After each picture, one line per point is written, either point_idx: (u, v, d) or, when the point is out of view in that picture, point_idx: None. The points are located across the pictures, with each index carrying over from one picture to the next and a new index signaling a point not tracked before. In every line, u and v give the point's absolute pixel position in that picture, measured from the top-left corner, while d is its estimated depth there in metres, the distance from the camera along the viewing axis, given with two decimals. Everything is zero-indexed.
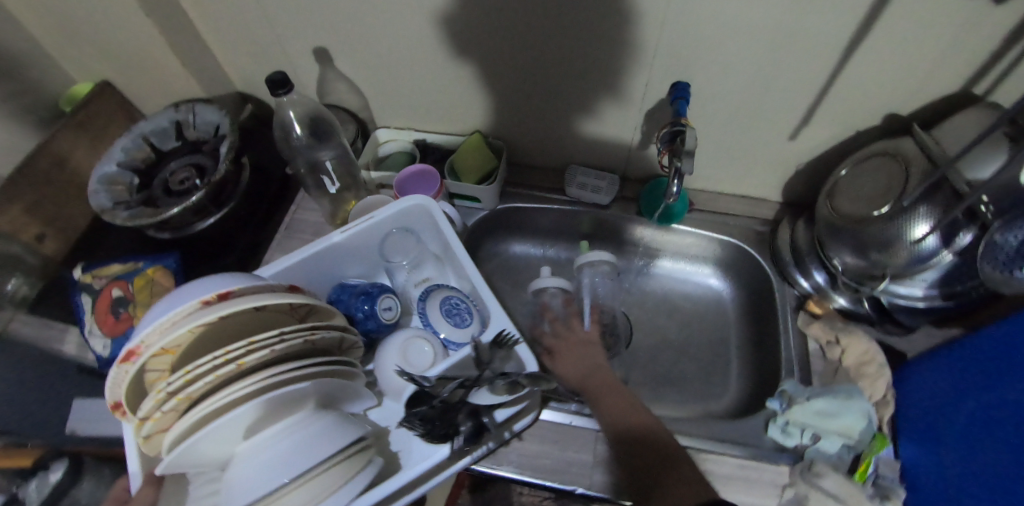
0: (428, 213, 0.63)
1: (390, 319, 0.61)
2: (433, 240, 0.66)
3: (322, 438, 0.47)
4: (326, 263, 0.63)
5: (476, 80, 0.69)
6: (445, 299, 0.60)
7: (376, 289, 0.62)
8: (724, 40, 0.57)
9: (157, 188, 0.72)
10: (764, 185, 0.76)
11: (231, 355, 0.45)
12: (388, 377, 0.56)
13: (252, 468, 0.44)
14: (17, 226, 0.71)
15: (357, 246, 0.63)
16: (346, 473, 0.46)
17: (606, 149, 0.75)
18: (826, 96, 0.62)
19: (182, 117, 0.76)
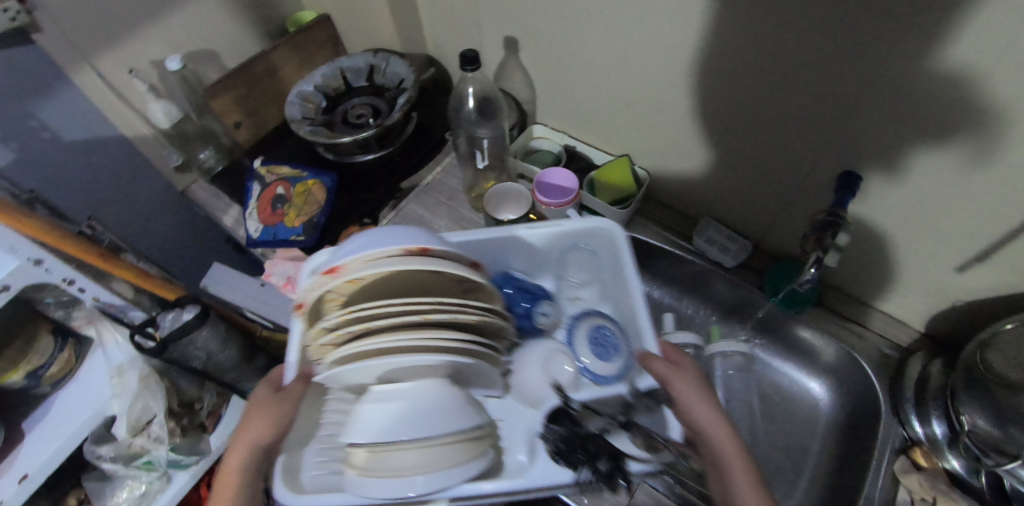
0: (611, 242, 0.60)
1: (543, 324, 0.63)
2: (610, 269, 0.62)
3: (455, 410, 0.43)
4: (503, 249, 0.63)
5: (640, 107, 0.71)
6: (593, 327, 0.59)
7: (541, 293, 0.64)
8: (897, 147, 0.53)
9: (338, 116, 0.83)
10: (908, 308, 0.69)
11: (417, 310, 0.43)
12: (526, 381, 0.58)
13: (395, 406, 0.43)
14: (226, 111, 0.83)
15: (538, 247, 0.63)
16: (468, 449, 0.42)
17: (747, 214, 0.73)
18: (1011, 242, 0.54)
19: (376, 63, 0.86)
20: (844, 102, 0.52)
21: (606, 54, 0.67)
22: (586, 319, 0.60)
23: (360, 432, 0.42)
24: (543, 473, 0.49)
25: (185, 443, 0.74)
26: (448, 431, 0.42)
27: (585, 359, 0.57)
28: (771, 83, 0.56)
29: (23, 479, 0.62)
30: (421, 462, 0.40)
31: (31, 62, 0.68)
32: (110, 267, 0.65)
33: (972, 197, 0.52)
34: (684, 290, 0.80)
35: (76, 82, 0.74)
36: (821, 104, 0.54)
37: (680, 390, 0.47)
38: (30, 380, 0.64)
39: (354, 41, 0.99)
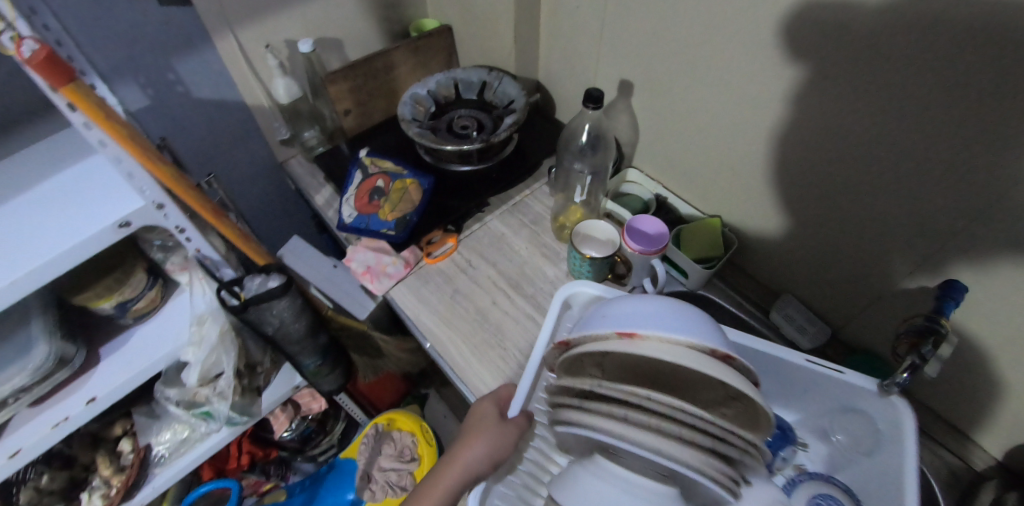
0: (900, 426, 0.50)
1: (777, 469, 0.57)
2: (888, 459, 0.50)
3: None
4: (767, 367, 0.57)
5: (743, 173, 0.71)
6: (823, 497, 0.52)
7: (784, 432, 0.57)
8: (1007, 271, 0.51)
9: (443, 122, 0.86)
10: (988, 433, 0.66)
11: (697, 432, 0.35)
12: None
13: (623, 498, 0.36)
14: (341, 97, 0.88)
15: (809, 380, 0.55)
16: None
17: (832, 302, 0.71)
18: None
19: (489, 80, 0.89)
20: (965, 215, 0.51)
21: (721, 117, 0.68)
22: (811, 484, 0.53)
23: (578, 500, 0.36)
24: None
25: (240, 403, 0.79)
26: None
27: None
28: (890, 178, 0.55)
29: (91, 401, 0.65)
30: None
31: (187, 22, 0.74)
32: (218, 223, 0.69)
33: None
34: None
35: (218, 47, 0.80)
36: (937, 211, 0.53)
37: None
38: (119, 310, 0.68)
39: (468, 55, 1.03)
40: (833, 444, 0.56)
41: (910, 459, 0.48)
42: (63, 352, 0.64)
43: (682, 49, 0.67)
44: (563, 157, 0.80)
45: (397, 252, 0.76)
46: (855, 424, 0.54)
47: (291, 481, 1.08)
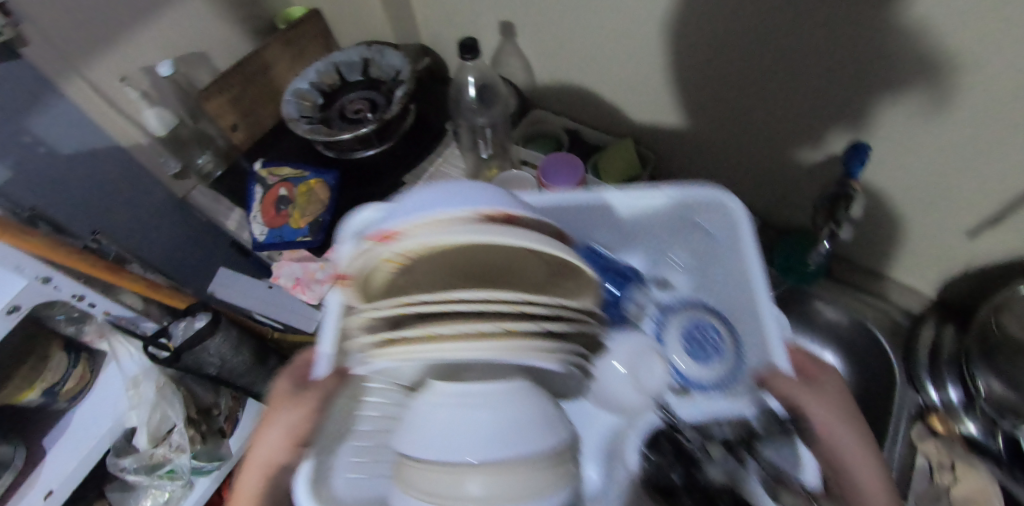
0: (733, 220, 0.42)
1: (635, 318, 0.46)
2: (732, 259, 0.43)
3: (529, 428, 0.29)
4: (584, 219, 0.45)
5: (644, 86, 0.69)
6: (699, 323, 0.44)
7: (626, 275, 0.45)
8: (906, 114, 0.52)
9: (335, 112, 0.81)
10: (917, 275, 0.69)
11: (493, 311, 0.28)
12: (609, 390, 0.44)
13: (463, 416, 0.29)
14: (221, 113, 0.82)
15: (629, 216, 0.45)
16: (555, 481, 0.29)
17: (756, 190, 0.72)
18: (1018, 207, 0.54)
19: (370, 55, 0.84)
20: (857, 69, 0.51)
21: (609, 34, 0.66)
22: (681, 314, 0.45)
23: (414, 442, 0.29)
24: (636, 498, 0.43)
25: (206, 451, 0.77)
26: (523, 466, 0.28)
27: (679, 360, 0.44)
28: (780, 52, 0.54)
29: (49, 494, 0.61)
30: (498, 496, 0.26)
31: (21, 76, 0.66)
32: (117, 279, 0.64)
33: (987, 162, 0.51)
34: None
35: (66, 93, 0.72)
36: (827, 69, 0.53)
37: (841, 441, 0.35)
38: (47, 397, 0.64)
39: (345, 34, 0.97)
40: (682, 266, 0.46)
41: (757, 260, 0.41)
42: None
43: None
44: (459, 117, 0.77)
45: (321, 257, 0.73)
46: (691, 235, 0.44)
47: None
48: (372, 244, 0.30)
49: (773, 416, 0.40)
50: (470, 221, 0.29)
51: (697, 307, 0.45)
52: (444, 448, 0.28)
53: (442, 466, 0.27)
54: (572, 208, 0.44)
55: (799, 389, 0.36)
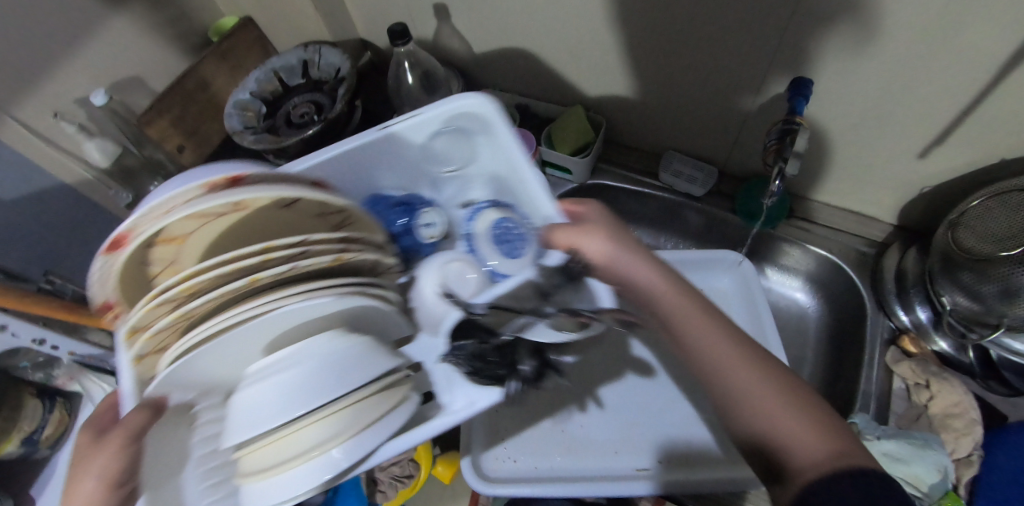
0: (490, 113, 0.53)
1: (430, 236, 0.62)
2: (504, 148, 0.55)
3: (340, 366, 0.38)
4: (363, 161, 0.56)
5: (587, 50, 0.68)
6: (497, 222, 0.60)
7: (416, 202, 0.62)
8: (845, 42, 0.52)
9: (281, 119, 0.80)
10: (876, 204, 0.70)
11: (242, 266, 0.37)
12: (428, 302, 0.56)
13: (280, 384, 0.37)
14: (165, 136, 0.79)
15: (401, 146, 0.56)
16: (384, 399, 0.40)
17: (710, 141, 0.72)
18: (962, 121, 0.54)
19: (309, 57, 0.82)
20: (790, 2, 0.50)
21: (544, 2, 0.64)
22: (491, 209, 0.60)
23: (243, 422, 0.37)
24: (464, 400, 0.48)
25: None
26: (342, 396, 0.38)
27: (493, 261, 0.60)
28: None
29: None
30: (332, 432, 0.37)
31: None
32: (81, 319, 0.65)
33: (931, 80, 0.52)
34: (660, 228, 0.81)
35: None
36: (764, 9, 0.52)
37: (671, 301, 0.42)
38: (28, 446, 0.64)
39: (279, 37, 0.94)
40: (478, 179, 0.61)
41: (513, 139, 0.54)
42: None
43: None
44: (406, 106, 0.76)
45: None
46: (448, 143, 0.57)
47: None
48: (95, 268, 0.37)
49: (552, 269, 0.50)
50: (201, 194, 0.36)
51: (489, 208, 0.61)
52: (283, 412, 0.36)
53: (285, 427, 0.36)
54: (357, 158, 0.55)
55: (576, 233, 0.47)
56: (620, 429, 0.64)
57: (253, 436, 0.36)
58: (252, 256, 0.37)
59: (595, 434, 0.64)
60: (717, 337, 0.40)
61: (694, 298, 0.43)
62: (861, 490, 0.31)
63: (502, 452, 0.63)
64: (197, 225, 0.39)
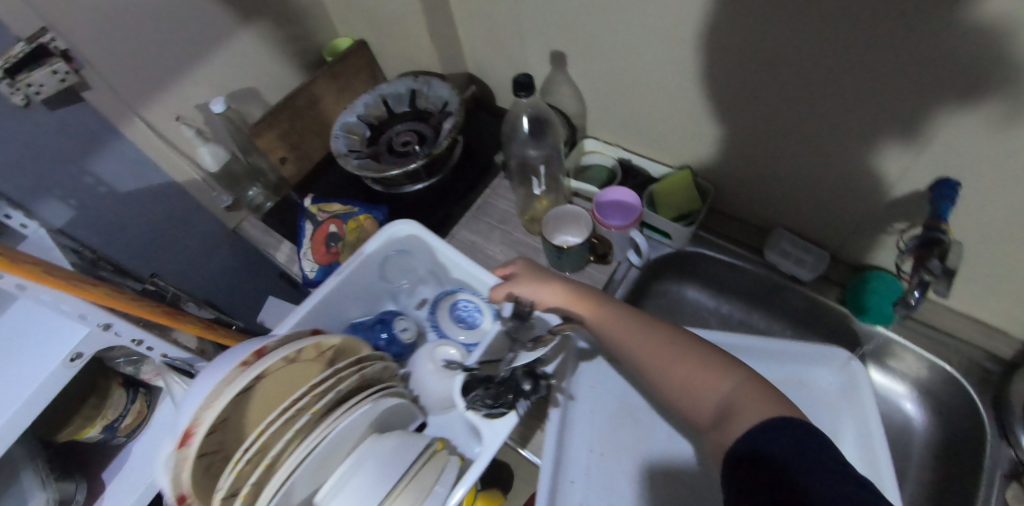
0: (413, 232, 0.69)
1: (408, 338, 0.68)
2: (429, 253, 0.70)
3: (390, 458, 0.47)
4: (335, 304, 0.67)
5: (704, 116, 0.66)
6: (459, 304, 0.69)
7: (389, 316, 0.69)
8: (1010, 154, 0.47)
9: (383, 145, 0.81)
10: (1010, 318, 0.63)
11: (299, 407, 0.46)
12: (429, 387, 0.61)
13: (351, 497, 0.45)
14: (271, 147, 0.82)
15: (358, 279, 0.68)
16: (433, 468, 0.49)
17: (826, 224, 0.68)
18: None
19: (418, 87, 0.84)
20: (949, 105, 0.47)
21: (670, 66, 0.62)
22: (446, 298, 0.70)
23: None
24: (494, 432, 0.52)
25: None
26: (402, 482, 0.46)
27: (461, 335, 0.69)
28: (865, 92, 0.51)
29: None
30: None
31: (88, 120, 0.68)
32: (177, 323, 0.66)
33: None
34: (755, 304, 0.76)
35: (128, 135, 0.74)
36: (916, 114, 0.50)
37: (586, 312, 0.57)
38: (107, 432, 0.67)
39: (388, 61, 0.97)
40: (424, 280, 0.74)
41: (436, 241, 0.68)
42: (65, 491, 0.62)
43: (603, 7, 0.61)
44: (513, 151, 0.75)
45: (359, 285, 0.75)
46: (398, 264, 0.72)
47: None
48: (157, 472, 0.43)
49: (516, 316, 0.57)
50: (236, 371, 0.44)
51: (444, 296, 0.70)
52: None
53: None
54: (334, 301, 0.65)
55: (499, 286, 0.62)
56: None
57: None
58: (303, 397, 0.46)
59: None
60: (609, 319, 0.55)
61: (587, 294, 0.58)
62: (779, 440, 0.37)
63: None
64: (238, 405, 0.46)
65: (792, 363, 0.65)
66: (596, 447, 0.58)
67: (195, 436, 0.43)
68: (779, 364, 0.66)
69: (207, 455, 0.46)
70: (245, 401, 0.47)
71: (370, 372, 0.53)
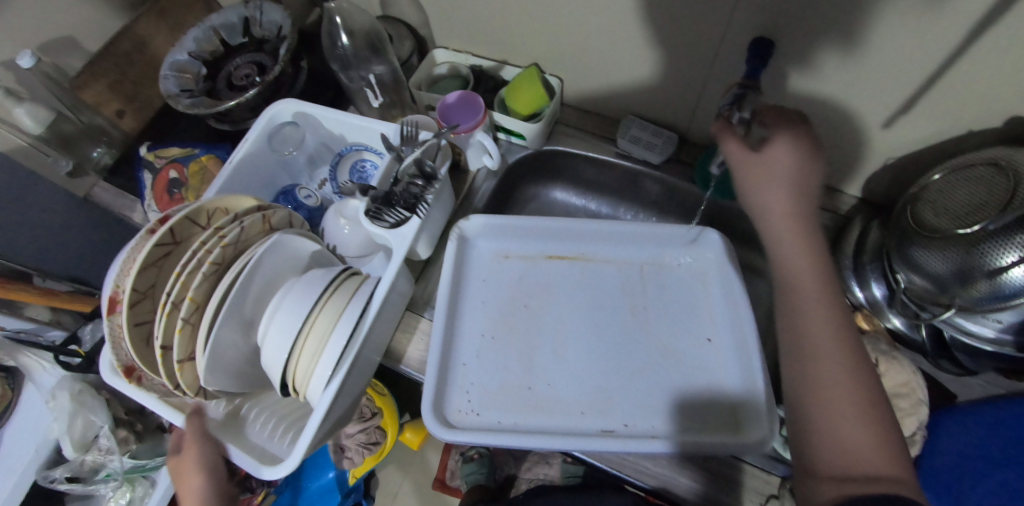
0: (294, 107, 0.66)
1: (315, 204, 0.69)
2: (316, 125, 0.68)
3: (310, 284, 0.54)
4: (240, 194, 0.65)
5: (539, 8, 0.64)
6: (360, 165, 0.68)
7: (291, 187, 0.69)
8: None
9: (222, 81, 0.75)
10: (840, 175, 0.69)
11: (206, 246, 0.51)
12: (342, 240, 0.63)
13: (291, 317, 0.52)
14: (101, 100, 0.75)
15: (254, 163, 0.66)
16: (354, 280, 0.56)
17: (671, 106, 0.69)
18: (932, 85, 0.53)
19: (249, 14, 0.77)
20: None
21: None
22: (346, 160, 0.69)
23: (280, 348, 0.52)
24: (400, 241, 0.56)
25: (147, 448, 0.70)
26: (322, 297, 0.53)
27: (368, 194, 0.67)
28: None
29: None
30: (332, 318, 0.52)
31: None
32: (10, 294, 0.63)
33: (902, 35, 0.49)
34: (621, 198, 0.77)
35: None
36: None
37: (744, 172, 0.54)
38: None
39: None
40: (319, 152, 0.70)
41: (316, 109, 0.66)
42: None
43: None
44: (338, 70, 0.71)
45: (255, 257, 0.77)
46: (284, 139, 0.67)
47: (280, 484, 1.02)
48: (106, 334, 0.52)
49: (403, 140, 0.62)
50: (146, 234, 0.52)
51: (340, 161, 0.69)
52: (291, 330, 0.52)
53: (300, 338, 0.52)
54: (240, 188, 0.65)
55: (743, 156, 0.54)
56: (589, 390, 0.59)
57: (286, 358, 0.52)
58: (210, 237, 0.52)
59: (563, 395, 0.59)
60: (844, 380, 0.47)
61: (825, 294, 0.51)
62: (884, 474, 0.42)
63: (465, 405, 0.58)
64: (158, 275, 0.53)
65: (653, 244, 0.68)
66: (487, 332, 0.63)
67: (123, 294, 0.50)
68: (644, 246, 0.69)
69: (142, 323, 0.52)
70: (168, 265, 0.54)
71: (275, 218, 0.57)
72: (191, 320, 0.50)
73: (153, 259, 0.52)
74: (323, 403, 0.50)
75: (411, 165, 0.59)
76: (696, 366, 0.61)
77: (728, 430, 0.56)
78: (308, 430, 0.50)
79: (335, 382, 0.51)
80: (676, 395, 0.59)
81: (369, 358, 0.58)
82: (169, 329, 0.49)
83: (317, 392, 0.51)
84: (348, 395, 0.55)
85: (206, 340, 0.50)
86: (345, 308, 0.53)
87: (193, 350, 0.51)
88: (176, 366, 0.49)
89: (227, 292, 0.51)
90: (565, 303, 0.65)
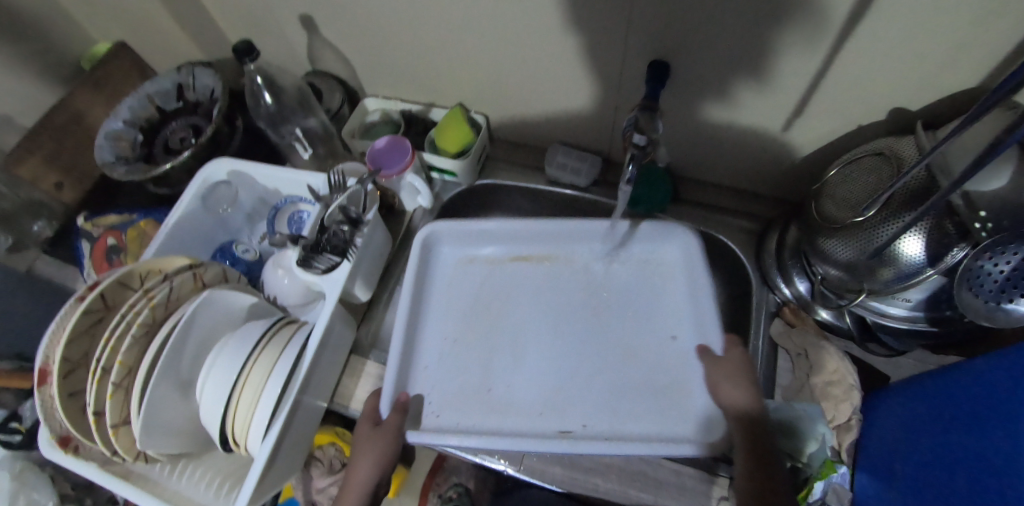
0: (227, 167, 0.68)
1: (253, 258, 0.70)
2: (251, 183, 0.69)
3: (243, 336, 0.54)
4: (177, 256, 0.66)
5: (455, 52, 0.68)
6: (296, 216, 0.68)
7: (229, 243, 0.70)
8: (695, 26, 0.53)
9: (159, 146, 0.77)
10: (756, 180, 0.73)
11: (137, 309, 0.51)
12: (280, 292, 0.64)
13: (226, 371, 0.53)
14: (39, 175, 0.76)
15: (190, 223, 0.67)
16: (289, 329, 0.57)
17: (590, 131, 0.73)
18: (815, 93, 0.57)
19: (182, 80, 0.79)
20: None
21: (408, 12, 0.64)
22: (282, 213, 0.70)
23: (217, 404, 0.52)
24: (334, 285, 0.58)
25: None
26: (256, 347, 0.53)
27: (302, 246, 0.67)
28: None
29: None
30: (268, 367, 0.53)
31: None
32: None
33: (776, 52, 0.54)
34: None
35: None
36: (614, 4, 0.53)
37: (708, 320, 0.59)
38: None
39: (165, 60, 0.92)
40: (256, 208, 0.72)
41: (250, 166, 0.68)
42: None
43: None
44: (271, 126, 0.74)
45: None
46: (219, 199, 0.69)
47: None
48: (37, 407, 0.51)
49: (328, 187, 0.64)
50: (74, 302, 0.52)
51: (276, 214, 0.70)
52: (226, 385, 0.52)
53: (237, 391, 0.52)
54: (175, 252, 0.65)
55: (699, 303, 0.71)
56: (550, 393, 0.60)
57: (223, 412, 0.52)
58: (140, 299, 0.52)
59: (524, 399, 0.60)
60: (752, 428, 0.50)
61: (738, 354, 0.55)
62: None
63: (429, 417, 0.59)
64: (89, 342, 0.53)
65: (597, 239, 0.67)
66: (446, 346, 0.63)
67: (52, 365, 0.50)
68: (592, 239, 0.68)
69: (77, 392, 0.52)
70: (99, 331, 0.54)
71: (207, 275, 0.59)
72: (123, 384, 0.50)
73: (82, 327, 0.52)
74: (263, 454, 0.50)
75: (336, 211, 0.60)
76: (656, 356, 0.60)
77: (690, 430, 0.56)
78: (248, 482, 0.50)
79: (273, 431, 0.51)
80: (638, 384, 0.59)
81: (312, 404, 0.58)
82: (101, 396, 0.49)
83: (257, 442, 0.51)
84: (291, 443, 0.55)
85: (138, 404, 0.49)
86: (280, 356, 0.54)
87: (127, 413, 0.50)
88: (110, 432, 0.49)
89: (160, 353, 0.51)
90: (524, 304, 0.66)
